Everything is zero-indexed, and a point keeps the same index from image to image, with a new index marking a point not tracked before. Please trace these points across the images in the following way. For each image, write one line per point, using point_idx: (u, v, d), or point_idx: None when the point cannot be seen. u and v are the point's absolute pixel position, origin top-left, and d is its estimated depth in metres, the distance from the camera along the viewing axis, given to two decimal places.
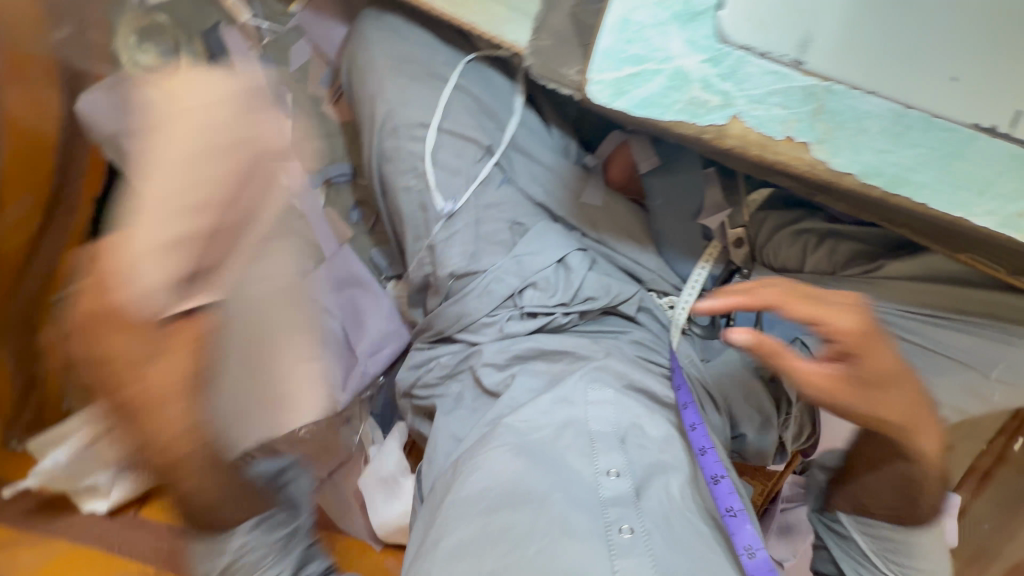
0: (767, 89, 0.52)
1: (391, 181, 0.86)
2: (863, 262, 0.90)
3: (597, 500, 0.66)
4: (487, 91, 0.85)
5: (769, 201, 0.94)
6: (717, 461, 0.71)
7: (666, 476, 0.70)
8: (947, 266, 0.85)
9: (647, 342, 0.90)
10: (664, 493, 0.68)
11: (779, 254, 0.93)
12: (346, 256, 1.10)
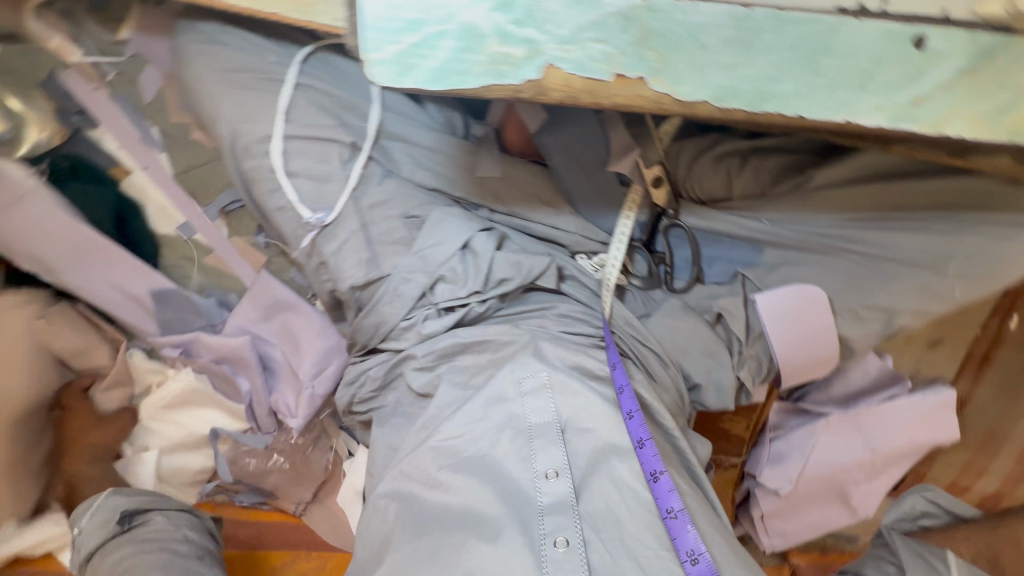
0: (575, 24, 0.43)
1: (265, 203, 0.81)
2: (792, 175, 0.85)
3: (535, 509, 0.61)
4: (336, 82, 0.80)
5: (683, 130, 0.87)
6: (656, 455, 0.64)
7: (612, 464, 0.64)
8: (879, 162, 0.81)
9: (577, 312, 0.83)
10: (608, 488, 0.62)
11: (703, 184, 0.87)
12: (264, 283, 1.04)
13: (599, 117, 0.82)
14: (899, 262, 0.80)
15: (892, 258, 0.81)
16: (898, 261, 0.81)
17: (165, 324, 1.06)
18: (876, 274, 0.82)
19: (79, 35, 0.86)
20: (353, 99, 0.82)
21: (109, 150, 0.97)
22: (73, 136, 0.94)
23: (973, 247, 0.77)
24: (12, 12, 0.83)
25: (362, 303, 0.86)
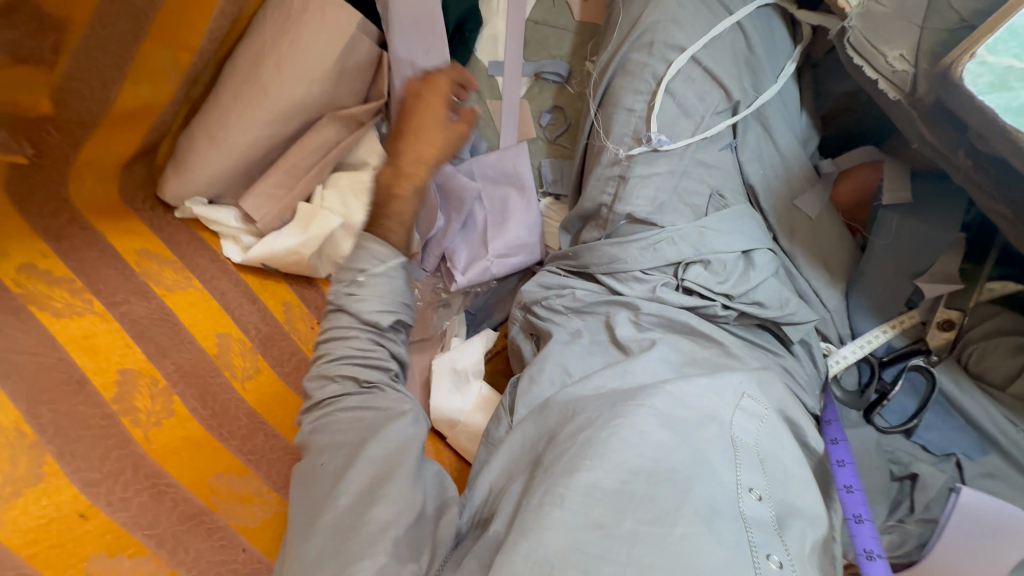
0: None
1: (618, 97, 0.84)
2: None
3: (738, 513, 0.63)
4: (763, 44, 0.81)
5: (1002, 300, 0.84)
6: (873, 537, 0.72)
7: (805, 523, 0.67)
8: None
9: (796, 374, 0.84)
10: (801, 537, 0.65)
11: (984, 358, 0.82)
12: (518, 154, 1.06)
13: (953, 235, 0.81)
14: None
15: None
16: None
17: (419, 127, 1.08)
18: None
19: None
20: (762, 67, 0.82)
21: None
22: None
23: None
24: None
25: (616, 234, 0.87)
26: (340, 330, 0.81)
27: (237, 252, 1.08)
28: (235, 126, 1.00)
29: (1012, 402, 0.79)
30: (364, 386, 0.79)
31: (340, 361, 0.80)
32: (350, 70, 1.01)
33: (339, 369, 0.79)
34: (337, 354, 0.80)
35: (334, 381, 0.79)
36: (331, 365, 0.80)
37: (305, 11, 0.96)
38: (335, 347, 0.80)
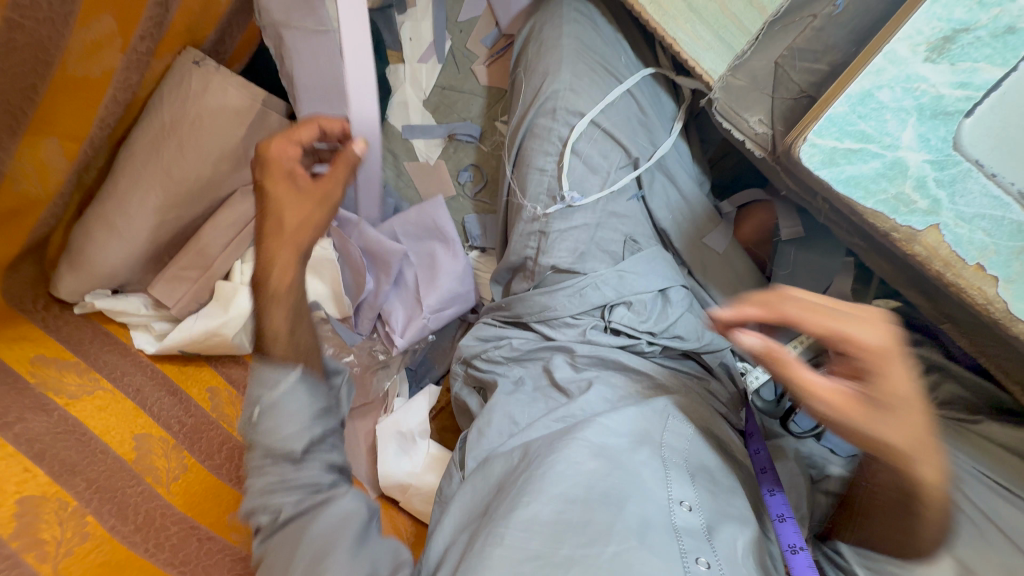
0: (979, 210, 0.49)
1: (529, 157, 0.88)
2: (963, 412, 0.89)
3: (671, 526, 0.66)
4: (652, 106, 0.88)
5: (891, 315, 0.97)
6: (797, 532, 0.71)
7: (738, 527, 0.68)
8: None
9: (719, 395, 0.90)
10: (735, 542, 0.66)
11: None
12: (434, 207, 1.08)
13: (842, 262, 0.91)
14: None
15: None
16: None
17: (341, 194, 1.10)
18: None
19: None
20: (653, 124, 0.89)
21: (399, 36, 1.05)
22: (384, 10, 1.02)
23: None
24: None
25: (544, 283, 0.91)
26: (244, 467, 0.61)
27: (150, 341, 1.02)
28: (139, 212, 0.96)
29: None
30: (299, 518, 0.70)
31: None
32: (258, 148, 1.01)
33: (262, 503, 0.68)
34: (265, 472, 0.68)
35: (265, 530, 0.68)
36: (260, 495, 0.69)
37: (202, 91, 0.94)
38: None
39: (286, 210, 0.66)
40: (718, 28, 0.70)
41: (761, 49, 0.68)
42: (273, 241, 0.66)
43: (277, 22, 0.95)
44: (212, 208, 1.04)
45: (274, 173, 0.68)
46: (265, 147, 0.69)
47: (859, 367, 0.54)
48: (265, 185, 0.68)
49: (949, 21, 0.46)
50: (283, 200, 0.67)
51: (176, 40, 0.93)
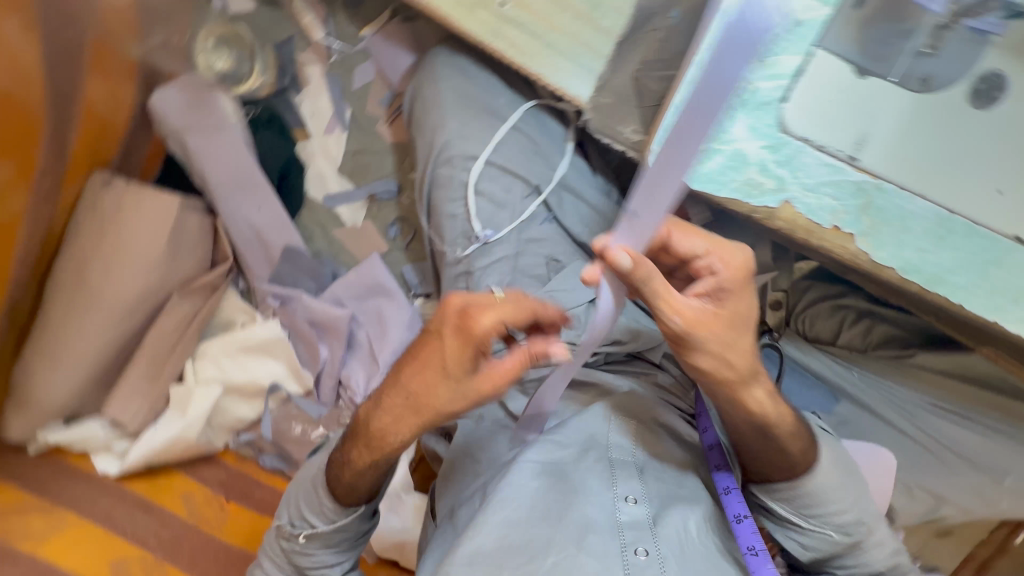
0: (820, 179, 0.56)
1: (439, 206, 0.92)
2: (895, 348, 0.94)
3: (615, 523, 0.72)
4: (542, 134, 0.93)
5: (815, 272, 1.00)
6: (740, 501, 0.77)
7: (684, 510, 0.74)
8: (981, 370, 0.89)
9: (670, 386, 0.94)
10: (682, 526, 0.72)
11: (814, 323, 0.99)
12: (372, 265, 1.11)
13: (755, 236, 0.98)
14: (952, 454, 0.88)
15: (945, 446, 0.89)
16: (952, 452, 0.88)
17: (277, 275, 1.11)
18: (955, 464, 0.88)
19: (329, 20, 1.02)
20: (548, 150, 0.94)
21: (301, 114, 1.08)
22: (279, 93, 1.06)
23: None
24: None
25: None
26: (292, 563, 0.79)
27: (114, 463, 1.01)
28: (77, 341, 0.96)
29: (841, 352, 0.95)
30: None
31: (284, 558, 0.78)
32: (185, 250, 1.03)
33: (275, 557, 0.79)
34: (288, 534, 0.77)
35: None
36: (273, 540, 0.80)
37: (118, 211, 0.96)
38: (288, 509, 0.78)
39: (439, 399, 0.61)
40: (576, 57, 0.74)
41: (616, 68, 0.73)
42: (401, 415, 0.65)
43: (175, 129, 0.97)
44: (150, 319, 1.03)
45: (441, 347, 0.61)
46: (460, 329, 0.59)
47: (716, 281, 0.68)
48: (427, 368, 0.62)
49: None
50: (441, 396, 0.61)
51: (81, 168, 0.94)
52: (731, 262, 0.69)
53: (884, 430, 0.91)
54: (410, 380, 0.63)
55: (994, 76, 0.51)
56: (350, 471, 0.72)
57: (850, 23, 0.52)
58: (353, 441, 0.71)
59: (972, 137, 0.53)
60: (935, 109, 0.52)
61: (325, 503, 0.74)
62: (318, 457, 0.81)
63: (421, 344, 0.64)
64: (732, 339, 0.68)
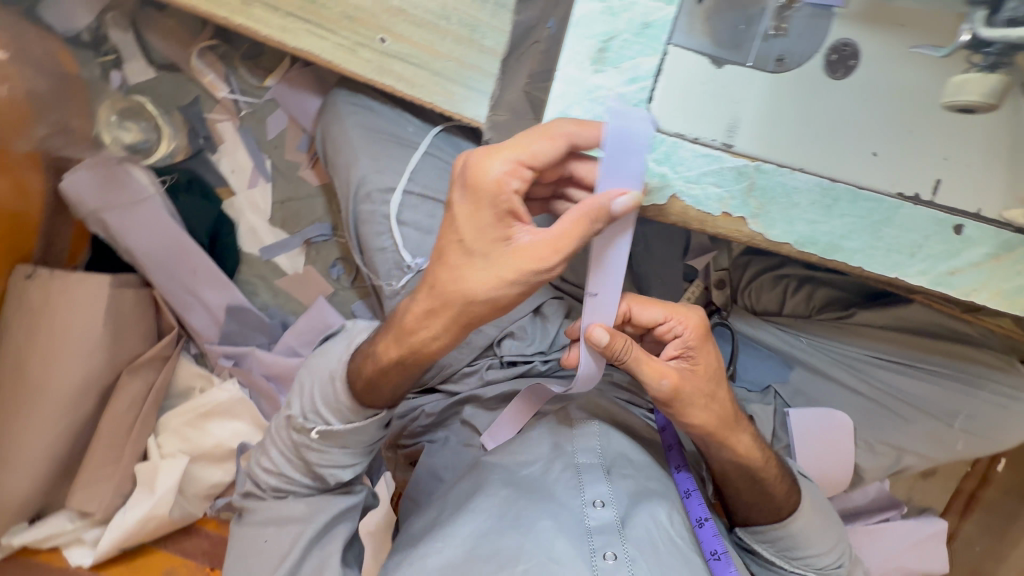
0: (701, 170, 0.55)
1: (368, 242, 0.92)
2: (837, 309, 0.97)
3: (584, 529, 0.72)
4: (457, 156, 0.93)
5: (751, 247, 1.01)
6: (701, 504, 0.80)
7: (652, 506, 0.75)
8: (918, 318, 0.91)
9: (628, 382, 0.95)
10: (651, 521, 0.74)
11: (759, 297, 1.00)
12: (320, 309, 1.11)
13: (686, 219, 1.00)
14: (902, 403, 0.92)
15: (897, 397, 0.92)
16: (903, 402, 0.92)
17: (226, 335, 1.10)
18: (909, 414, 0.92)
19: (230, 76, 1.01)
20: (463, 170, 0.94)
21: (221, 172, 1.07)
22: (195, 156, 1.05)
23: (973, 410, 0.90)
24: (182, 50, 0.99)
25: None
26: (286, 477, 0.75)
27: (87, 553, 1.01)
28: (28, 439, 0.95)
29: (787, 321, 0.97)
30: (284, 497, 0.75)
31: (291, 449, 0.73)
32: (126, 329, 1.02)
33: (280, 445, 0.75)
34: (296, 424, 0.72)
35: (262, 492, 0.76)
36: (280, 430, 0.75)
37: (46, 302, 0.94)
38: (300, 400, 0.73)
39: (465, 283, 0.53)
40: (466, 81, 0.74)
41: (506, 85, 0.73)
42: (427, 295, 0.58)
43: (92, 211, 0.96)
44: (103, 402, 1.02)
45: (461, 227, 0.52)
46: (479, 190, 0.51)
47: (683, 343, 0.69)
48: (449, 242, 0.54)
49: (594, 36, 0.52)
50: (470, 280, 0.53)
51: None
52: (692, 332, 0.68)
53: (836, 390, 0.94)
54: (436, 265, 0.55)
55: (840, 46, 0.52)
56: (376, 362, 0.66)
57: (697, 17, 0.52)
58: (385, 332, 0.66)
59: (833, 104, 0.54)
60: (794, 88, 0.53)
61: (342, 399, 0.69)
62: (337, 345, 0.76)
63: (456, 212, 0.53)
64: (710, 396, 0.69)
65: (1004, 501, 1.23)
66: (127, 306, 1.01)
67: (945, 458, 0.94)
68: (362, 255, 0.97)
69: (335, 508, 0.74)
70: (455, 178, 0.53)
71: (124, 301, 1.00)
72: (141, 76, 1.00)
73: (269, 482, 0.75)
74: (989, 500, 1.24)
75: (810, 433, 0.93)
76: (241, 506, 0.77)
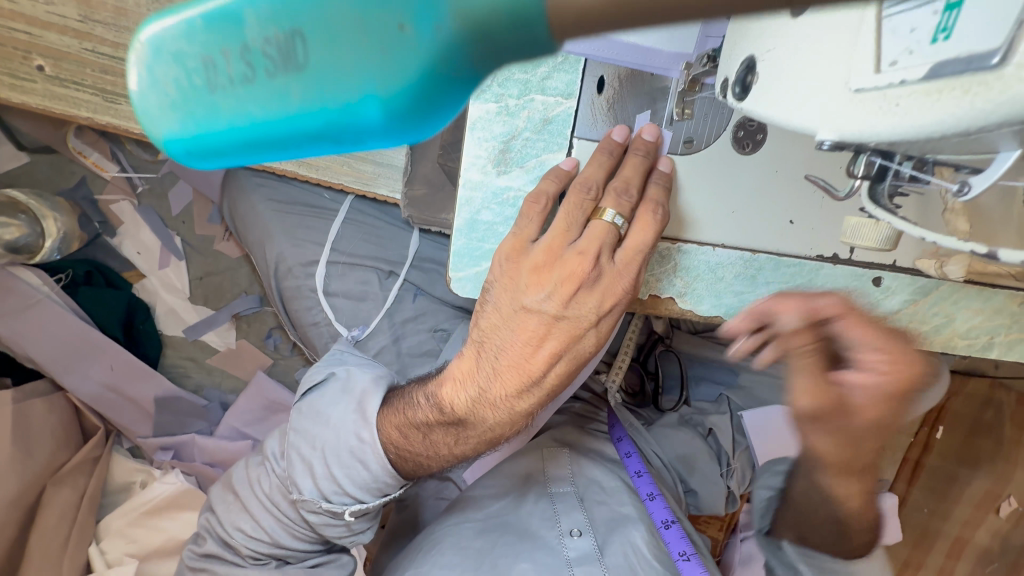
0: None
1: (300, 319, 0.84)
2: None
3: (564, 561, 0.66)
4: (381, 216, 0.85)
5: None
6: (665, 507, 0.74)
7: (627, 528, 0.69)
8: None
9: (592, 414, 0.90)
10: (629, 546, 0.68)
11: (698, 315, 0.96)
12: (261, 383, 1.04)
13: None
14: None
15: None
16: None
17: (159, 426, 1.01)
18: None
19: (118, 153, 0.94)
20: (383, 225, 0.85)
21: (125, 256, 0.99)
22: (92, 241, 0.97)
23: None
24: (57, 130, 0.91)
25: None
26: (283, 541, 0.62)
27: None
28: None
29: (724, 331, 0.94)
30: (267, 565, 0.63)
31: (297, 520, 0.62)
32: (40, 439, 0.88)
33: (278, 513, 0.62)
34: (312, 506, 0.58)
35: (245, 560, 0.63)
36: (281, 496, 0.61)
37: None
38: (315, 481, 0.58)
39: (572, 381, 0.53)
40: (374, 157, 0.71)
41: (419, 158, 0.69)
42: (530, 396, 0.52)
43: None
44: (25, 525, 0.84)
45: (591, 334, 0.50)
46: (620, 297, 0.48)
47: None
48: (569, 349, 0.50)
49: (493, 138, 0.50)
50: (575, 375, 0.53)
51: None
52: (900, 383, 0.43)
53: (792, 388, 0.91)
54: (551, 369, 0.50)
55: (746, 121, 0.51)
56: (429, 455, 0.56)
57: (599, 107, 0.50)
58: (430, 425, 0.55)
59: (745, 178, 0.52)
60: (706, 166, 0.52)
61: (385, 479, 0.57)
62: (340, 405, 0.60)
63: (581, 321, 0.48)
64: (845, 440, 0.46)
65: (943, 466, 1.19)
66: (45, 417, 0.90)
67: None
68: (294, 326, 0.89)
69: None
70: (557, 279, 0.47)
71: (35, 413, 0.89)
72: (12, 162, 0.91)
73: (255, 549, 0.63)
74: (931, 467, 1.19)
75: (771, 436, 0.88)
76: (201, 570, 0.63)
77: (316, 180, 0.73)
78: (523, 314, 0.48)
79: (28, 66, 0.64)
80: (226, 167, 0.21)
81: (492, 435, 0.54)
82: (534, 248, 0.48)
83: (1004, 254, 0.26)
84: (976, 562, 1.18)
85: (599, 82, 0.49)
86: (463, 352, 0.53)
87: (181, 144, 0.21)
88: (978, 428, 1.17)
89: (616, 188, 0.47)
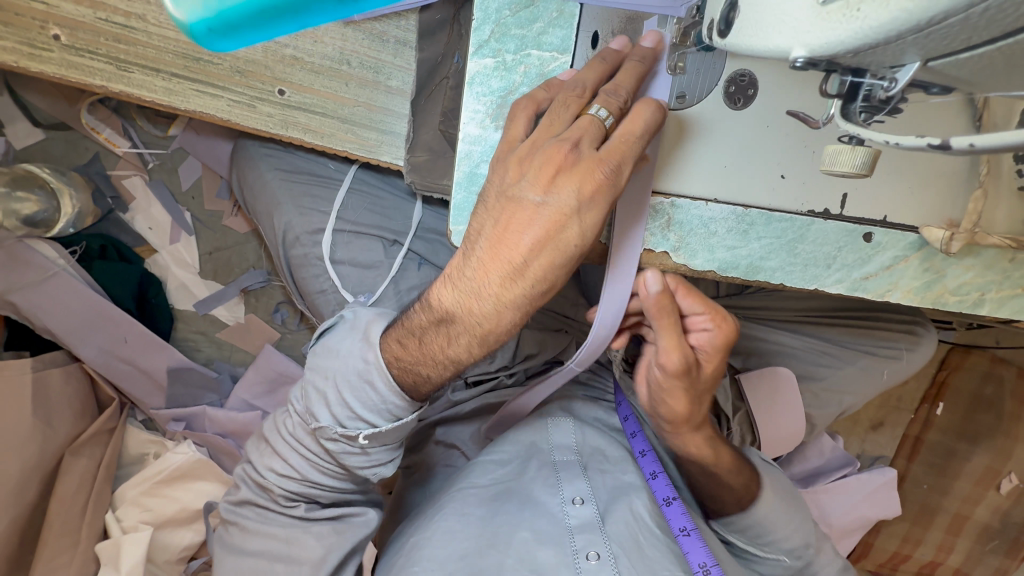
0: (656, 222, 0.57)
1: (307, 288, 0.86)
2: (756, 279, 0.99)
3: (565, 529, 0.67)
4: (386, 189, 0.88)
5: None
6: (667, 484, 0.75)
7: (629, 496, 0.70)
8: None
9: (593, 381, 0.93)
10: (629, 512, 0.68)
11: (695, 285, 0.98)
12: (268, 357, 1.06)
13: None
14: (836, 347, 0.93)
15: (828, 343, 0.93)
16: (835, 345, 0.93)
17: (171, 398, 1.03)
18: (842, 354, 0.93)
19: (129, 129, 0.96)
20: (389, 196, 0.88)
21: (137, 231, 1.02)
22: (105, 217, 1.00)
23: (894, 341, 0.93)
24: (70, 107, 0.94)
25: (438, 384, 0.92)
26: (311, 476, 0.65)
27: None
28: None
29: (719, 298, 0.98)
30: (297, 509, 0.66)
31: (323, 455, 0.64)
32: (58, 409, 0.91)
33: (303, 450, 0.64)
34: (330, 434, 0.61)
35: (277, 501, 0.66)
36: (307, 436, 0.64)
37: None
38: (329, 408, 0.60)
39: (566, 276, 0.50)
40: (378, 125, 0.73)
41: (420, 126, 0.71)
42: (515, 293, 0.49)
43: None
44: (46, 488, 0.88)
45: (577, 223, 0.47)
46: (603, 184, 0.46)
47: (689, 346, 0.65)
48: (552, 238, 0.47)
49: (491, 92, 0.52)
50: (568, 273, 0.50)
51: None
52: (728, 335, 0.62)
53: (784, 350, 0.93)
54: (536, 257, 0.48)
55: (737, 76, 0.52)
56: (426, 363, 0.56)
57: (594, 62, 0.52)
58: (423, 328, 0.55)
59: (736, 131, 0.54)
60: (701, 120, 0.53)
61: (393, 401, 0.58)
62: (348, 339, 0.62)
63: (562, 202, 0.46)
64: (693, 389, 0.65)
65: (944, 442, 1.18)
66: (61, 386, 0.93)
67: (875, 394, 0.96)
68: (301, 294, 0.90)
69: (352, 535, 0.65)
70: (537, 166, 0.46)
71: (52, 381, 0.92)
72: (28, 138, 0.94)
73: (286, 489, 0.65)
74: (931, 442, 1.19)
75: (769, 399, 0.91)
76: (237, 517, 0.67)
77: (321, 150, 0.76)
78: (506, 203, 0.48)
79: (44, 35, 0.67)
80: (245, 43, 0.31)
81: (482, 333, 0.52)
82: (522, 144, 0.48)
83: (957, 140, 0.29)
84: (974, 538, 1.19)
85: (594, 37, 0.51)
86: (456, 253, 0.53)
87: (204, 22, 0.29)
88: (978, 404, 1.16)
89: (610, 91, 0.48)
